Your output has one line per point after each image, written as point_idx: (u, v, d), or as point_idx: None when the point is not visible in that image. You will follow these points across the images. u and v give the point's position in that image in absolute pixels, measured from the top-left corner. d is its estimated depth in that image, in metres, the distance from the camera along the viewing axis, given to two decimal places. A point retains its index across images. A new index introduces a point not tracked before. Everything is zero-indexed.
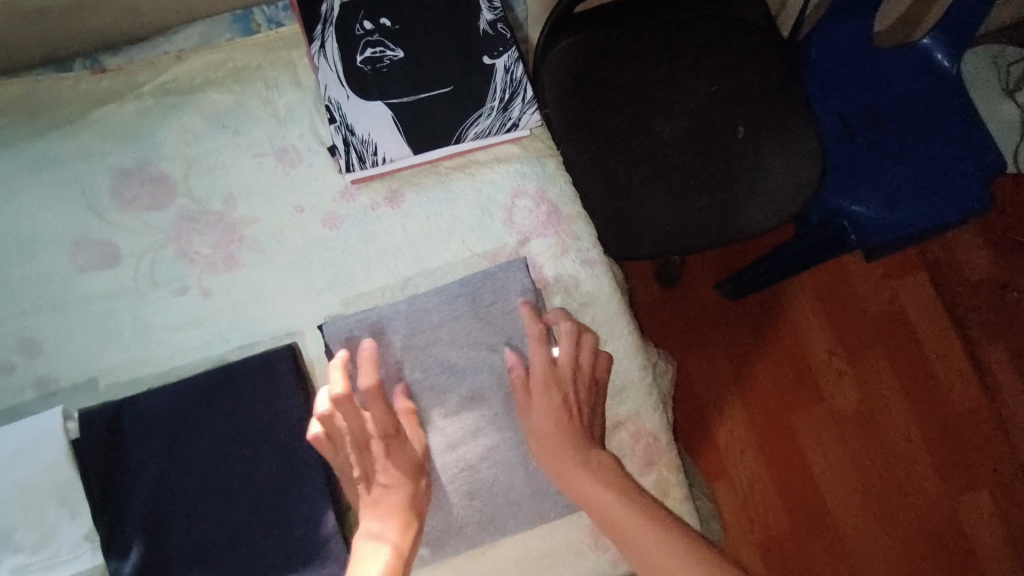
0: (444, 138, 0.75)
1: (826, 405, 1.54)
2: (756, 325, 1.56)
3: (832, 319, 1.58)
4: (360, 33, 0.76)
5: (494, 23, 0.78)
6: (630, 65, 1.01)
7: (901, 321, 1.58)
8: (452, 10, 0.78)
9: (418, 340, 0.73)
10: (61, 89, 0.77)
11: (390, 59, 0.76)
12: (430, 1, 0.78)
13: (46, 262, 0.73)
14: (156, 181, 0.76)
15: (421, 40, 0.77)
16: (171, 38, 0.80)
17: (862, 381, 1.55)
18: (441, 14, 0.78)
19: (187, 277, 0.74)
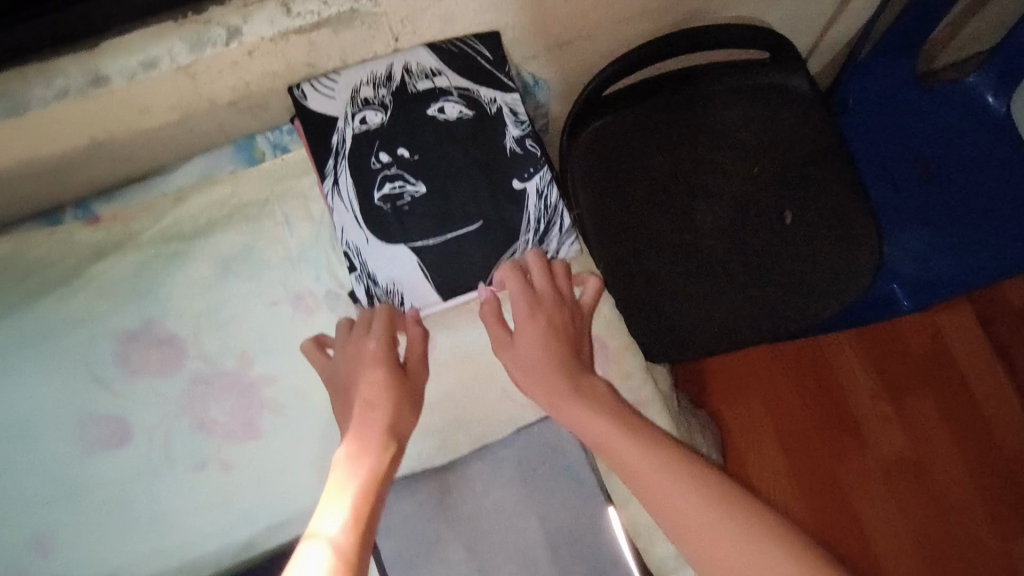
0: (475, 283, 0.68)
1: (870, 454, 1.27)
2: (790, 368, 1.31)
3: (872, 355, 1.30)
4: (376, 167, 0.69)
5: (523, 140, 0.70)
6: (664, 149, 0.92)
7: (951, 360, 1.28)
8: (476, 132, 0.70)
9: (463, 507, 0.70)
10: (52, 245, 0.70)
11: (411, 195, 0.69)
12: (451, 123, 0.70)
13: (50, 444, 0.68)
14: (163, 342, 0.70)
15: (444, 170, 0.69)
16: (167, 177, 0.72)
17: (912, 427, 1.27)
18: (464, 138, 0.70)
19: (204, 450, 0.69)
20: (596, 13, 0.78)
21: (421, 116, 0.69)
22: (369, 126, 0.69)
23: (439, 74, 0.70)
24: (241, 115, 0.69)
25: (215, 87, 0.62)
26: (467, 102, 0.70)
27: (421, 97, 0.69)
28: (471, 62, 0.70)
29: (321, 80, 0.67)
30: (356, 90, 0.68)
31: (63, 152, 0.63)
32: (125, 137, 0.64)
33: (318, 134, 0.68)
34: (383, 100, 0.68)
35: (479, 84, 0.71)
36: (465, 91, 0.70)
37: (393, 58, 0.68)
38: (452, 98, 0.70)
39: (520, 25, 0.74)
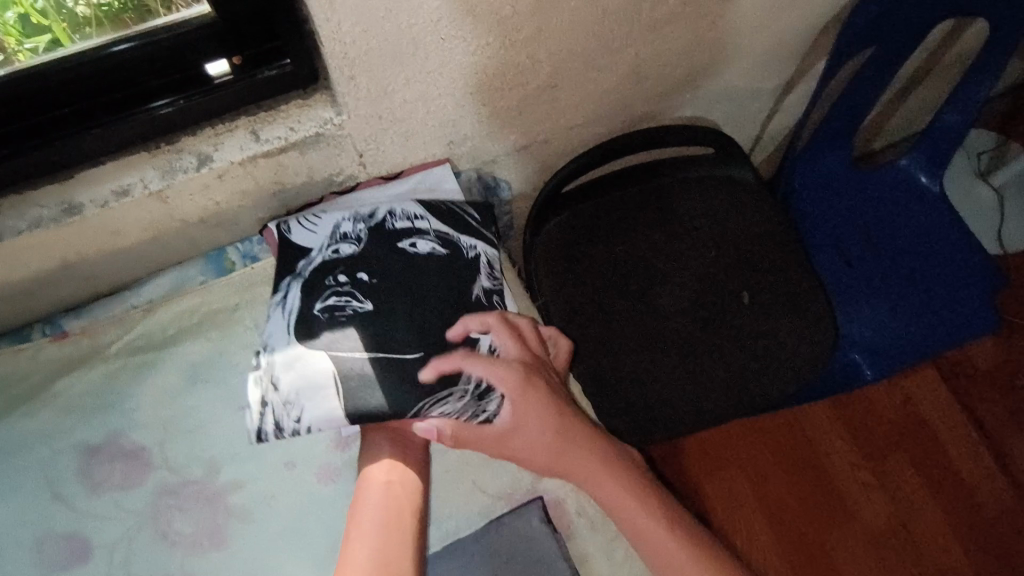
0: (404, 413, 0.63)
1: (859, 526, 1.25)
2: (771, 444, 1.31)
3: (843, 428, 1.31)
4: (330, 284, 0.67)
5: (489, 292, 0.72)
6: (620, 238, 0.97)
7: (924, 428, 1.30)
8: (447, 269, 0.70)
9: None
10: (23, 364, 0.72)
11: (352, 310, 0.66)
12: (422, 258, 0.70)
13: (7, 567, 0.66)
14: (129, 453, 0.70)
15: (409, 286, 0.68)
16: (138, 289, 0.75)
17: (892, 495, 1.26)
18: (438, 273, 0.70)
19: (169, 564, 0.67)
20: (548, 120, 0.84)
21: (392, 241, 0.71)
22: (338, 256, 0.70)
23: (420, 218, 0.73)
24: (212, 231, 0.73)
25: (186, 207, 0.66)
26: (443, 242, 0.72)
27: (397, 232, 0.71)
28: (455, 214, 0.75)
29: (307, 219, 0.73)
30: (336, 227, 0.71)
31: (36, 273, 0.66)
32: (99, 256, 0.68)
33: (285, 257, 0.70)
34: (358, 234, 0.71)
35: (460, 230, 0.73)
36: (444, 236, 0.73)
37: (379, 204, 0.73)
38: (427, 237, 0.72)
39: (477, 137, 0.79)
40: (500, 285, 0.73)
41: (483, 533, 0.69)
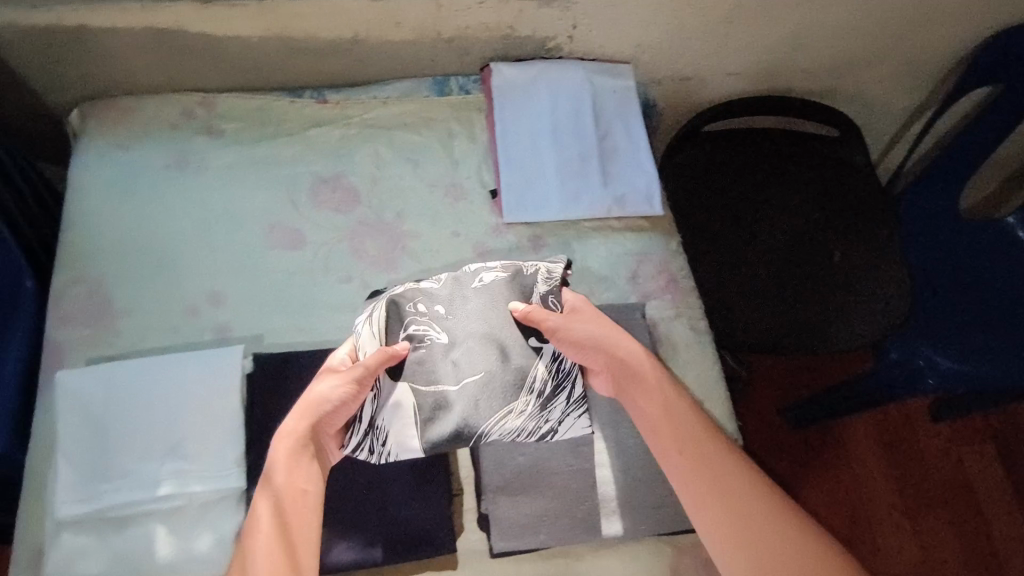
0: (473, 400, 0.68)
1: (884, 559, 1.35)
2: (822, 461, 1.43)
3: (892, 468, 1.43)
4: (409, 311, 0.71)
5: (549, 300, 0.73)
6: (739, 178, 1.14)
7: (967, 491, 1.42)
8: (504, 284, 0.73)
9: None
10: (291, 110, 0.97)
11: (433, 339, 0.70)
12: (487, 284, 0.73)
13: (246, 234, 0.88)
14: (346, 189, 0.92)
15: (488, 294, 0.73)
16: (381, 88, 0.99)
17: (923, 539, 1.38)
18: (501, 295, 0.72)
19: (353, 269, 0.87)
20: (713, 56, 1.05)
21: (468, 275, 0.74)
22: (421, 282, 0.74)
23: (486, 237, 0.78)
24: (450, 55, 0.97)
25: (447, 22, 0.91)
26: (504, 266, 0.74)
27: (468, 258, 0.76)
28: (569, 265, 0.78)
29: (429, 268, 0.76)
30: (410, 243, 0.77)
31: (333, 38, 0.92)
32: (374, 42, 0.93)
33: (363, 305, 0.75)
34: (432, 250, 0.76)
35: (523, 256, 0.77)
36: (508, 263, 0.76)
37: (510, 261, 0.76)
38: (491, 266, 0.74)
39: (658, 49, 1.01)
40: (556, 289, 0.74)
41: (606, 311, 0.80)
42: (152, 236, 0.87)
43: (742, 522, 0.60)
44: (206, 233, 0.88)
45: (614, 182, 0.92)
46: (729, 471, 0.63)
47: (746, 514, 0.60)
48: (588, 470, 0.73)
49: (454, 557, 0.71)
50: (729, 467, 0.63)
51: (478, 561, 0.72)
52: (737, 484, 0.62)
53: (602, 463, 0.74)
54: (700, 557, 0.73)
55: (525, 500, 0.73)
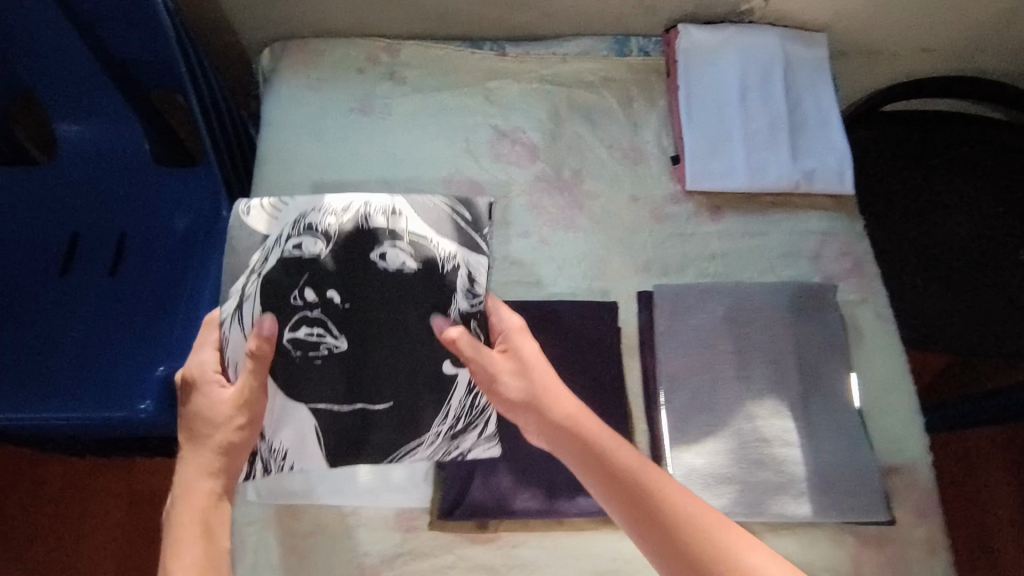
0: (361, 449, 0.68)
1: None
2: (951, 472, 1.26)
3: None
4: (297, 304, 0.66)
5: (467, 313, 0.69)
6: (919, 163, 1.06)
7: None
8: (426, 280, 0.68)
9: (736, 318, 0.77)
10: (472, 61, 0.97)
11: (329, 347, 0.67)
12: (389, 270, 0.68)
13: (427, 182, 0.89)
14: (524, 144, 0.92)
15: (390, 280, 0.68)
16: (560, 43, 0.98)
17: None
18: (398, 283, 0.68)
19: (531, 225, 0.87)
20: (911, 30, 0.98)
21: (358, 257, 0.68)
22: (306, 251, 0.67)
23: (399, 211, 0.70)
24: (636, 13, 0.95)
25: None
26: (412, 244, 0.69)
27: (368, 230, 0.68)
28: (446, 214, 0.71)
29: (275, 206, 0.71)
30: (303, 214, 0.69)
31: None
32: None
33: (264, 283, 0.67)
34: (328, 231, 0.68)
35: (439, 233, 0.70)
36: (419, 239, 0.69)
37: (355, 198, 0.69)
38: (399, 241, 0.69)
39: (854, 19, 0.96)
40: (477, 308, 0.69)
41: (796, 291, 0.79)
42: (338, 176, 0.89)
43: (704, 566, 0.52)
44: (389, 177, 0.90)
45: (802, 157, 0.88)
46: (669, 512, 0.56)
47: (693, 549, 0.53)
48: (777, 450, 0.72)
49: None
50: (664, 499, 0.57)
51: None
52: (668, 516, 0.55)
53: (791, 445, 0.72)
54: (877, 547, 0.72)
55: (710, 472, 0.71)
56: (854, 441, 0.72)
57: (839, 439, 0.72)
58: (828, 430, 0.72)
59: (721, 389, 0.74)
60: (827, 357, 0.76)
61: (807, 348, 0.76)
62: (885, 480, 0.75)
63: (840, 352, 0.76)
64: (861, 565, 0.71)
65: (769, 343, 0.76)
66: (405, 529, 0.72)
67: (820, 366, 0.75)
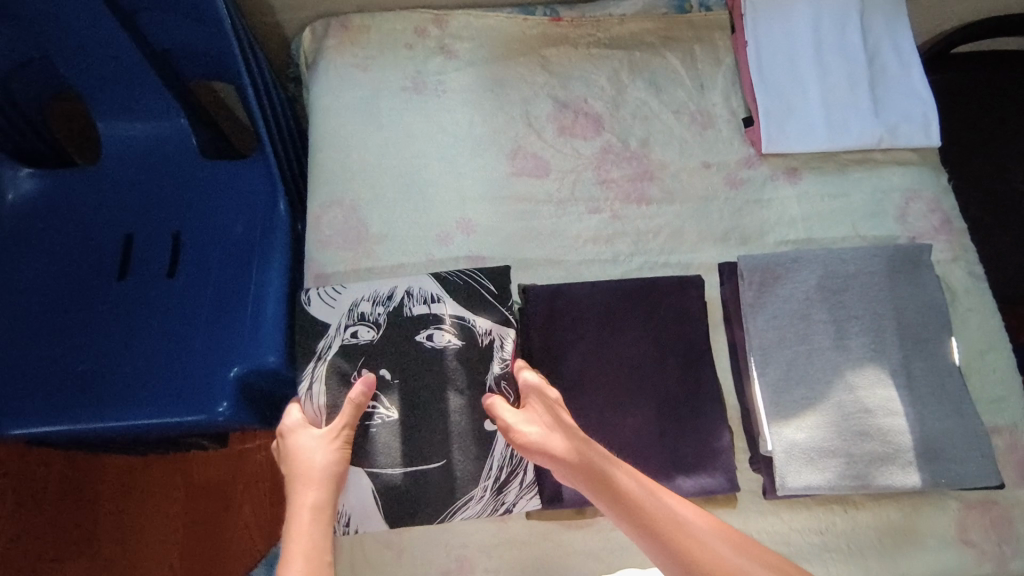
0: (447, 478, 0.68)
1: None
2: None
3: None
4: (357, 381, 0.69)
5: (502, 380, 0.70)
6: (1009, 106, 0.98)
7: None
8: (463, 363, 0.71)
9: (830, 285, 0.73)
10: (525, 28, 0.92)
11: (381, 418, 0.69)
12: (433, 351, 0.71)
13: (489, 160, 0.86)
14: (586, 114, 0.88)
15: (411, 390, 0.70)
16: (616, 4, 0.93)
17: None
18: (450, 369, 0.70)
19: (600, 199, 0.84)
20: None
21: (407, 339, 0.72)
22: (358, 341, 0.71)
23: (436, 301, 0.73)
24: None
25: None
26: (457, 331, 0.72)
27: (412, 319, 0.72)
28: (470, 291, 0.73)
29: (327, 291, 0.73)
30: (354, 305, 0.72)
31: None
32: None
33: (310, 337, 0.71)
34: (377, 319, 0.72)
35: (474, 314, 0.73)
36: (459, 320, 0.73)
37: (397, 283, 0.73)
38: (442, 326, 0.72)
39: None
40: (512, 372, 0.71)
41: (890, 251, 0.74)
42: (396, 161, 0.86)
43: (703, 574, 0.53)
44: (449, 157, 0.86)
45: (885, 111, 0.83)
46: (664, 526, 0.55)
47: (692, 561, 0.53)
48: (882, 420, 0.68)
49: (734, 496, 0.70)
50: (656, 518, 0.56)
51: (754, 502, 0.70)
52: (662, 525, 0.55)
53: (896, 415, 0.68)
54: (986, 514, 0.69)
55: (816, 450, 0.68)
56: (961, 404, 0.69)
57: (946, 404, 0.69)
58: (936, 396, 0.69)
59: (819, 358, 0.71)
60: (928, 320, 0.72)
61: (907, 311, 0.72)
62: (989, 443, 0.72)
63: (941, 314, 0.72)
64: (970, 531, 0.69)
65: (868, 311, 0.72)
66: (501, 515, 0.67)
67: (923, 329, 0.71)
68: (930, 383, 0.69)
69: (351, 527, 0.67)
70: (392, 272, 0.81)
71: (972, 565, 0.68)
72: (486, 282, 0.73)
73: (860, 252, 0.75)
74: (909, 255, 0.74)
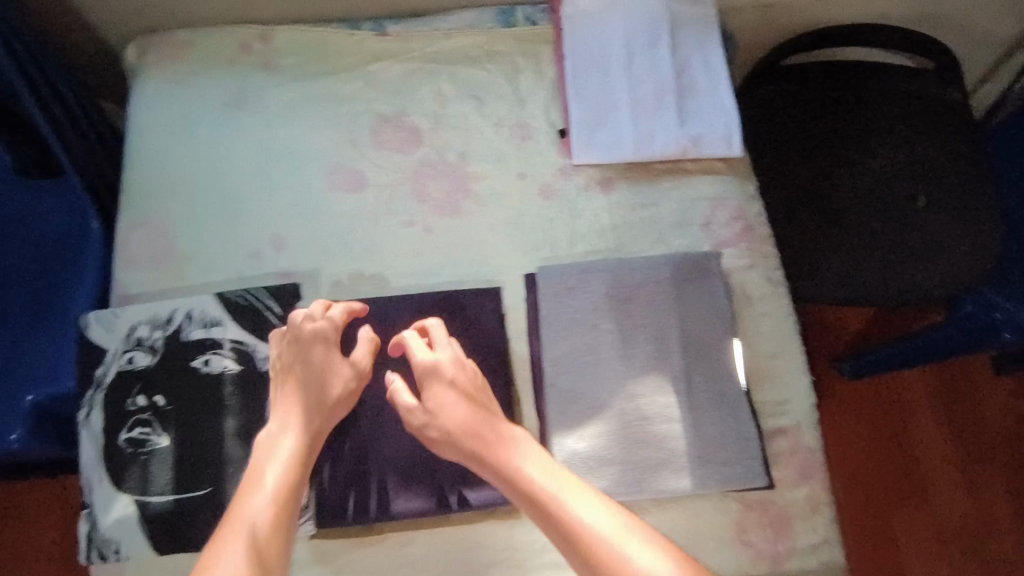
0: (215, 509, 0.65)
1: (932, 514, 1.27)
2: (870, 410, 1.33)
3: (948, 423, 1.33)
4: (132, 408, 0.68)
5: None
6: (818, 118, 1.06)
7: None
8: (241, 389, 0.68)
9: (619, 296, 0.75)
10: (351, 43, 0.92)
11: (154, 446, 0.67)
12: (211, 376, 0.69)
13: (306, 176, 0.86)
14: (407, 129, 0.88)
15: (185, 417, 0.67)
16: (443, 18, 0.94)
17: (975, 497, 1.28)
18: (227, 394, 0.68)
19: (415, 213, 0.84)
20: None
21: (183, 365, 0.69)
22: (135, 367, 0.69)
23: (217, 324, 0.70)
24: None
25: None
26: (237, 355, 0.69)
27: (190, 344, 0.69)
28: (253, 313, 0.71)
29: (107, 314, 0.71)
30: (132, 329, 0.70)
31: None
32: None
33: (89, 363, 0.70)
34: (154, 344, 0.69)
35: (257, 337, 0.70)
36: (240, 344, 0.70)
37: (177, 305, 0.70)
38: (221, 351, 0.69)
39: None
40: None
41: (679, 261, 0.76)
42: (213, 178, 0.85)
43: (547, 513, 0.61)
44: (266, 174, 0.86)
45: (692, 122, 0.86)
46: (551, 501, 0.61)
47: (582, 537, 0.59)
48: (659, 427, 0.70)
49: (518, 508, 0.71)
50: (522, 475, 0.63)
51: None
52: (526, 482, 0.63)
53: (672, 421, 0.70)
54: (764, 515, 0.72)
55: (592, 459, 0.69)
56: (737, 409, 0.71)
57: (722, 409, 0.71)
58: (712, 402, 0.71)
59: (603, 368, 0.72)
60: (711, 329, 0.74)
61: (690, 320, 0.74)
62: (772, 445, 0.75)
63: (725, 322, 0.74)
64: (749, 531, 0.71)
65: (653, 321, 0.73)
66: None
67: (703, 336, 0.74)
68: (708, 390, 0.72)
69: (121, 553, 0.65)
70: (200, 291, 0.80)
71: (747, 564, 0.70)
72: (268, 305, 0.71)
73: (650, 263, 0.76)
74: (698, 264, 0.76)
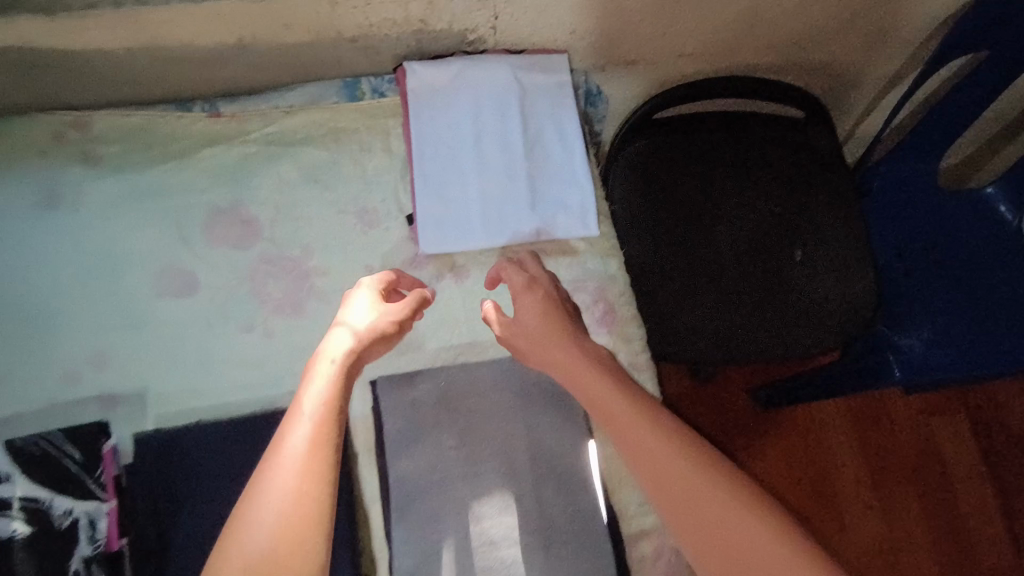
0: None
1: (848, 540, 1.27)
2: (783, 440, 1.33)
3: (859, 448, 1.32)
4: None
5: (85, 563, 0.65)
6: (694, 172, 1.03)
7: (934, 464, 1.32)
8: (37, 550, 0.65)
9: (465, 405, 0.71)
10: (179, 126, 0.84)
11: None
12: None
13: (130, 282, 0.78)
14: (244, 222, 0.81)
15: None
16: (283, 95, 0.86)
17: (888, 520, 1.29)
18: (19, 559, 0.64)
19: (254, 317, 0.78)
20: (663, 38, 0.91)
21: None
22: None
23: (6, 481, 0.66)
24: (357, 53, 0.84)
25: (345, 21, 0.77)
26: (30, 514, 0.66)
27: None
28: (50, 464, 0.67)
29: None
30: None
31: (215, 45, 0.78)
32: (265, 45, 0.79)
33: None
34: None
35: (54, 490, 0.67)
36: (33, 500, 0.66)
37: None
38: (11, 510, 0.65)
39: (599, 34, 0.88)
40: (99, 550, 0.66)
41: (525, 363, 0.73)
42: (26, 290, 0.77)
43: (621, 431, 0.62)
44: (86, 283, 0.78)
45: (544, 203, 0.82)
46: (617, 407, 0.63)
47: (655, 462, 0.59)
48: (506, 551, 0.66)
49: None
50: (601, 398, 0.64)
51: None
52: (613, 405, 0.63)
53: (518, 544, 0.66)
54: None
55: None
56: (592, 522, 0.68)
57: (576, 524, 0.67)
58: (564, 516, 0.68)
59: (449, 488, 0.68)
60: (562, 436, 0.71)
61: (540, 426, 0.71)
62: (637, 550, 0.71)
63: (577, 426, 0.71)
64: None
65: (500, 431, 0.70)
66: None
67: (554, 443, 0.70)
68: (560, 504, 0.68)
69: None
70: (11, 424, 0.73)
71: None
72: (69, 452, 0.68)
73: (499, 366, 0.73)
74: (546, 364, 0.73)
